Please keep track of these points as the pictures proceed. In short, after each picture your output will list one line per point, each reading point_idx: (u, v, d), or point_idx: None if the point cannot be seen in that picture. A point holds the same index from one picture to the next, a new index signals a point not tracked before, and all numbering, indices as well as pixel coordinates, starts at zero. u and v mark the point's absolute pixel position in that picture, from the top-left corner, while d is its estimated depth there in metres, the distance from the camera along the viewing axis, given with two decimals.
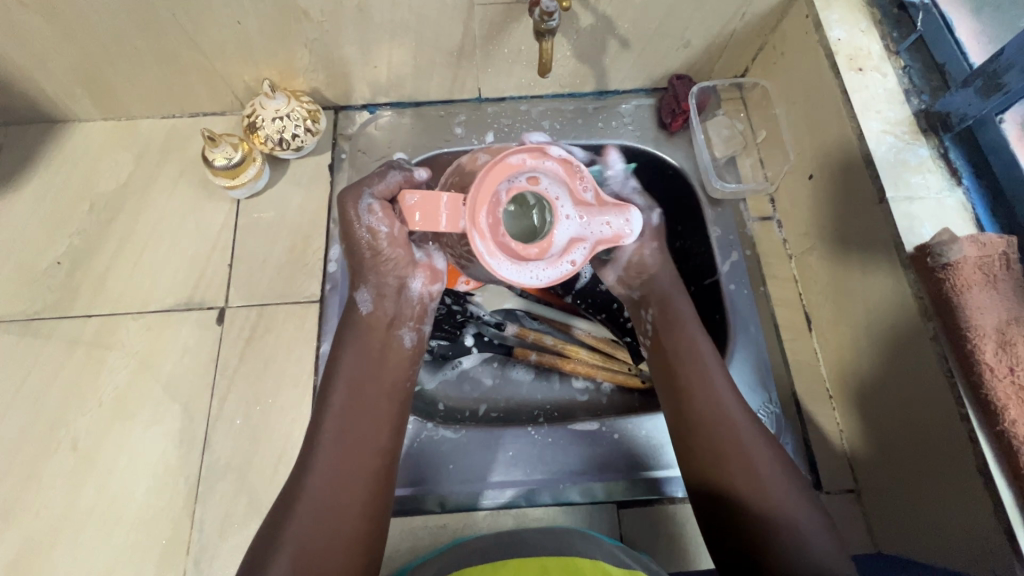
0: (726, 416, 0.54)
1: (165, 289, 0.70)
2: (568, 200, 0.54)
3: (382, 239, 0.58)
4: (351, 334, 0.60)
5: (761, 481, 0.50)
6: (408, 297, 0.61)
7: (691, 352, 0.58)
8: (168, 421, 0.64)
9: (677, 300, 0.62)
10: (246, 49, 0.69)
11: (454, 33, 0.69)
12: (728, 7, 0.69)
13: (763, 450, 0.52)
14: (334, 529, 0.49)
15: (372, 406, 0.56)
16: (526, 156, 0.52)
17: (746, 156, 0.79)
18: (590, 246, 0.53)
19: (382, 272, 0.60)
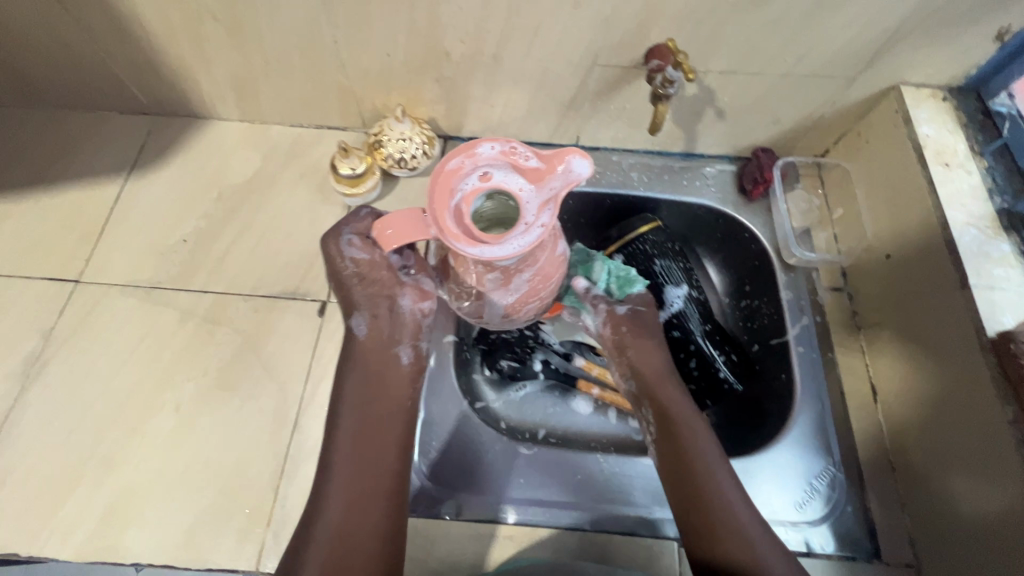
0: (680, 418, 0.64)
1: (276, 277, 0.77)
2: (524, 179, 0.46)
3: (365, 267, 0.62)
4: (352, 359, 0.64)
5: (707, 482, 0.61)
6: (399, 314, 0.63)
7: (670, 401, 0.65)
8: (264, 397, 0.69)
9: (669, 389, 0.66)
10: (385, 78, 0.77)
11: (570, 87, 0.77)
12: (822, 95, 0.76)
13: (721, 467, 0.61)
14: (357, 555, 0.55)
15: (384, 426, 0.62)
16: (462, 157, 0.46)
17: (821, 230, 0.83)
18: (553, 211, 0.47)
19: (369, 293, 0.63)
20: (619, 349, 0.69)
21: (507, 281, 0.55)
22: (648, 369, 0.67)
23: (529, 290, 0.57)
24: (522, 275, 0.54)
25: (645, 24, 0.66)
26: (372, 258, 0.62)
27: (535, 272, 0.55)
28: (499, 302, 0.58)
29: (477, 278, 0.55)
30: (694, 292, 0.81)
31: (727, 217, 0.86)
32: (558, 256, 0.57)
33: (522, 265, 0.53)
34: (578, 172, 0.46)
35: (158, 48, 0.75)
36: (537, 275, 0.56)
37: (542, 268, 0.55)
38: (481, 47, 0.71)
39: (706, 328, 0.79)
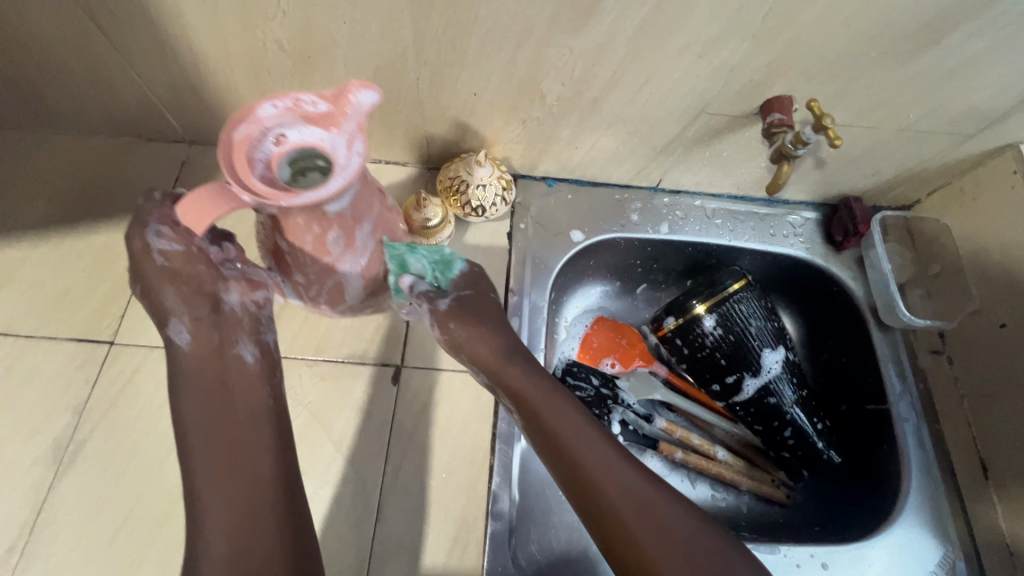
0: (532, 399, 0.54)
1: (341, 339, 0.69)
2: (320, 130, 0.43)
3: (179, 260, 0.48)
4: (179, 378, 0.49)
5: (583, 467, 0.50)
6: (228, 312, 0.51)
7: (531, 390, 0.54)
8: (340, 484, 0.61)
9: (509, 370, 0.55)
10: (464, 116, 0.69)
11: (668, 133, 0.70)
12: (932, 148, 0.71)
13: (609, 456, 0.51)
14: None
15: (241, 429, 0.49)
16: (244, 124, 0.41)
17: (914, 288, 0.78)
18: (365, 144, 0.42)
19: (183, 293, 0.49)
20: (455, 341, 0.57)
21: (351, 242, 0.49)
22: (467, 349, 0.56)
23: (379, 247, 0.52)
24: (365, 228, 0.49)
25: (772, 75, 0.60)
26: (188, 252, 0.49)
27: (377, 227, 0.51)
28: (353, 272, 0.52)
29: (315, 245, 0.48)
30: (788, 353, 0.76)
31: (816, 270, 0.81)
32: (394, 211, 0.54)
33: (364, 215, 0.48)
34: (366, 105, 0.43)
35: (206, 76, 0.65)
36: (380, 228, 0.52)
37: (382, 220, 0.52)
38: (582, 90, 0.64)
39: (802, 393, 0.76)
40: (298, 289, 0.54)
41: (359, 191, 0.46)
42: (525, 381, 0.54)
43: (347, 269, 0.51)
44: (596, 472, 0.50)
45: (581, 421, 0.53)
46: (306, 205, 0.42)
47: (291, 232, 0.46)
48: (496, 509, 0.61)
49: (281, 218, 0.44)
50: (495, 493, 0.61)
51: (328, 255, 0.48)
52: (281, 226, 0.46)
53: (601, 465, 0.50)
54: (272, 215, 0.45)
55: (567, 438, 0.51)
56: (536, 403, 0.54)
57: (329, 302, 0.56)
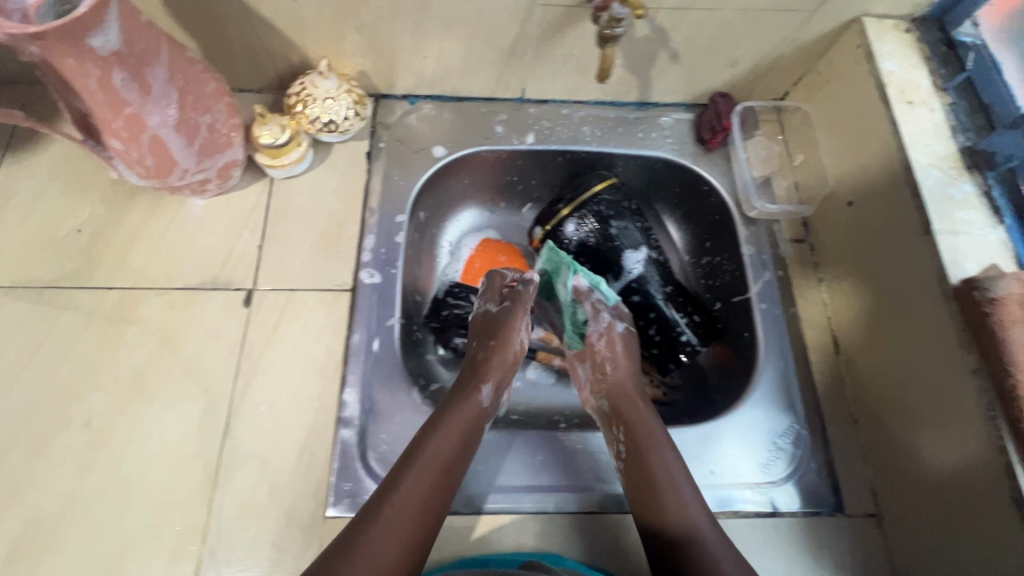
0: (641, 415, 0.63)
1: (192, 267, 0.68)
2: None
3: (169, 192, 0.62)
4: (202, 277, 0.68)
5: (648, 468, 0.58)
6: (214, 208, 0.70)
7: (645, 420, 0.62)
8: (188, 404, 0.62)
9: (636, 404, 0.64)
10: (296, 28, 0.67)
11: (509, 32, 0.68)
12: (780, 31, 0.70)
13: (679, 485, 0.57)
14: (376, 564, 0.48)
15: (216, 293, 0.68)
16: None
17: (782, 178, 0.79)
18: None
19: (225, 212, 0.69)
20: (599, 370, 0.67)
21: (149, 90, 0.54)
22: (613, 379, 0.66)
23: (186, 99, 0.57)
24: (158, 72, 0.54)
25: None
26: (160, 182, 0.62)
27: (177, 80, 0.56)
28: (166, 124, 0.56)
29: (108, 96, 0.51)
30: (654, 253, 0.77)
31: (686, 171, 0.81)
32: (207, 72, 0.60)
33: (151, 61, 0.53)
34: None
35: None
36: (181, 82, 0.57)
37: (184, 74, 0.57)
38: None
39: (669, 291, 0.76)
40: (129, 163, 0.59)
41: (128, 29, 0.50)
42: (628, 391, 0.65)
43: (159, 124, 0.56)
44: (670, 473, 0.58)
45: (677, 464, 0.59)
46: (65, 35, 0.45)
47: (78, 86, 0.50)
48: (345, 415, 0.62)
49: (53, 63, 0.47)
50: (344, 400, 0.63)
51: (125, 103, 0.53)
52: (66, 80, 0.50)
53: (671, 469, 0.58)
54: (48, 67, 0.48)
55: (650, 457, 0.59)
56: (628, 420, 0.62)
57: (159, 168, 0.60)
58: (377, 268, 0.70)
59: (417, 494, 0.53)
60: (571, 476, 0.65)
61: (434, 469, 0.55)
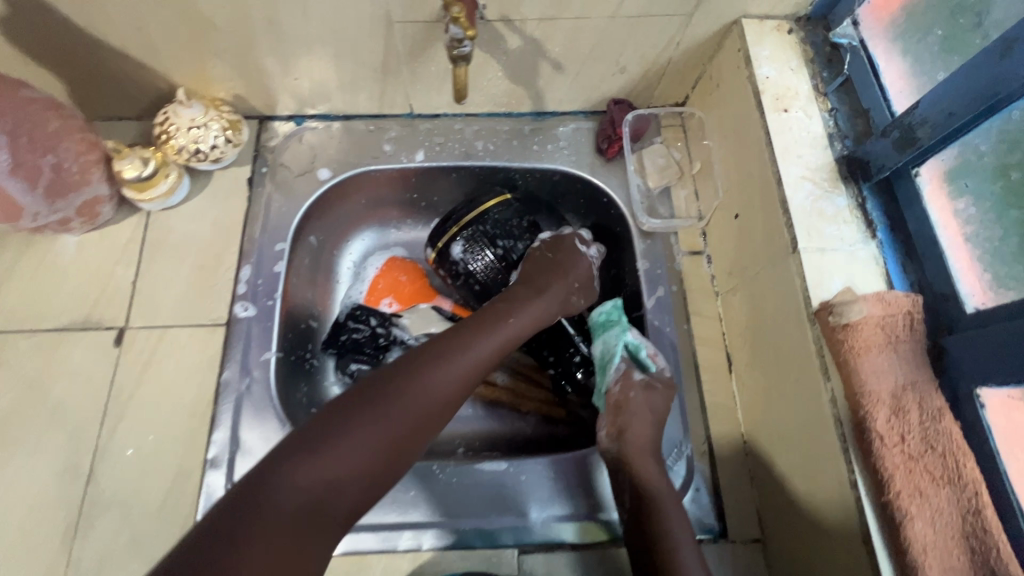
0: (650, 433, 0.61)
1: (63, 306, 0.66)
2: None
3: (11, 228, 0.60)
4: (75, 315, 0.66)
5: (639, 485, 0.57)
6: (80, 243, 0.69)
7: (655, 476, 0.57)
8: (52, 451, 0.60)
9: (646, 459, 0.59)
10: (152, 56, 0.65)
11: (376, 50, 0.66)
12: (662, 35, 0.66)
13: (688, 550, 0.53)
14: (374, 439, 0.48)
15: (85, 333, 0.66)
16: None
17: (681, 187, 0.76)
18: None
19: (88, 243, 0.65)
20: (616, 415, 0.62)
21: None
22: (628, 427, 0.60)
23: (19, 141, 0.55)
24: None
25: None
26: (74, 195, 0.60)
27: (6, 124, 0.54)
28: None
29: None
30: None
31: (585, 182, 0.78)
32: (47, 110, 0.57)
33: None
34: None
35: None
36: (12, 125, 0.54)
37: (15, 116, 0.55)
38: (247, 10, 0.59)
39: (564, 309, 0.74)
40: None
41: None
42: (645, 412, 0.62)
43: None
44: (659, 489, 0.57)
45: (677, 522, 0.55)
46: None
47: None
48: (211, 456, 0.61)
49: None
50: (212, 440, 0.62)
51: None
52: None
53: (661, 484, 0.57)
54: None
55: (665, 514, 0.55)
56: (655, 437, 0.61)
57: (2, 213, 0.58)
58: (253, 300, 0.68)
59: (434, 378, 0.53)
60: (452, 512, 0.61)
61: (457, 381, 0.55)
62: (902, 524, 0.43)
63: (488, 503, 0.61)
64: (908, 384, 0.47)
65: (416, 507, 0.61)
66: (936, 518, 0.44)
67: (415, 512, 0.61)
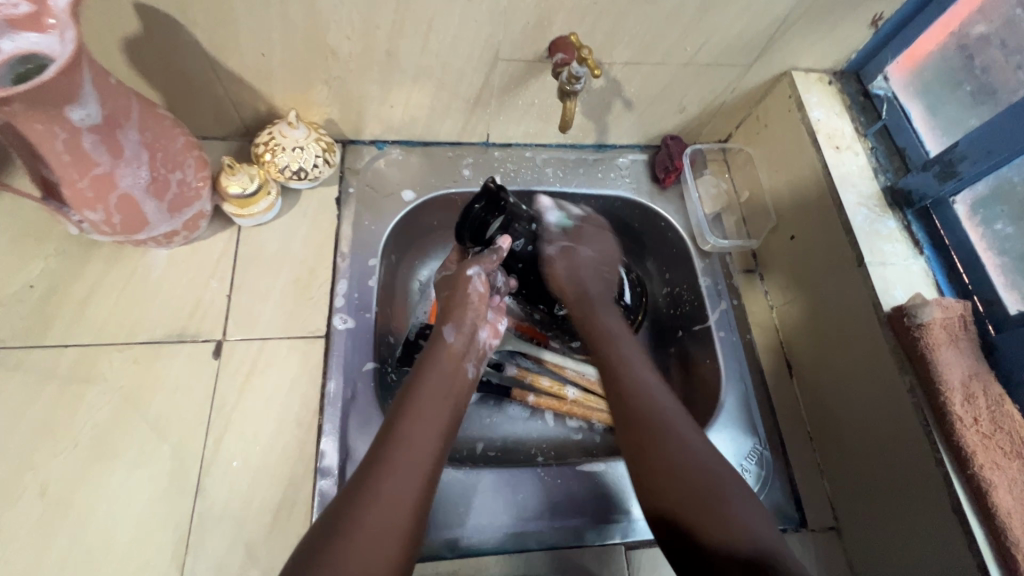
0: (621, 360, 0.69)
1: (158, 319, 0.66)
2: (33, 33, 0.48)
3: (106, 229, 0.60)
4: (169, 327, 0.66)
5: (701, 527, 0.52)
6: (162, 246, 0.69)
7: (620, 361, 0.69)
8: (156, 464, 0.59)
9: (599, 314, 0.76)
10: (263, 80, 0.68)
11: (475, 83, 0.72)
12: (722, 82, 0.76)
13: (684, 420, 0.61)
14: (341, 573, 0.46)
15: (181, 346, 0.65)
16: None
17: (730, 214, 0.85)
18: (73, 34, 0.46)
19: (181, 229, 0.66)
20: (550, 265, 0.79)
21: (120, 152, 0.55)
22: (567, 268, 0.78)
23: (156, 156, 0.58)
24: (130, 133, 0.55)
25: (546, 16, 0.62)
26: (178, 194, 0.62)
27: (147, 137, 0.57)
28: (135, 184, 0.57)
29: (74, 158, 0.52)
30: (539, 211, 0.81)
31: (643, 207, 0.86)
32: (175, 126, 0.60)
33: (123, 123, 0.54)
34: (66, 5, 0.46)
35: None
36: (150, 138, 0.57)
37: (154, 130, 0.58)
38: (371, 44, 0.64)
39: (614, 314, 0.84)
40: (95, 225, 0.59)
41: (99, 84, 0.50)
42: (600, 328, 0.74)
43: (132, 185, 0.57)
44: (729, 515, 0.52)
45: (662, 395, 0.64)
46: (39, 103, 0.46)
47: (43, 150, 0.51)
48: (323, 465, 0.61)
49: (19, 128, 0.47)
50: (321, 450, 0.62)
51: (96, 164, 0.54)
52: (34, 149, 0.51)
53: (734, 509, 0.53)
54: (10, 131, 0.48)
55: (632, 381, 0.66)
56: (679, 467, 0.56)
57: (126, 223, 0.60)
58: (350, 313, 0.70)
59: (383, 477, 0.53)
60: (560, 512, 0.63)
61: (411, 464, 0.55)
62: (989, 492, 0.51)
63: (592, 500, 0.64)
64: (972, 374, 0.56)
65: (524, 509, 0.63)
66: (1014, 486, 0.51)
67: (523, 513, 0.63)
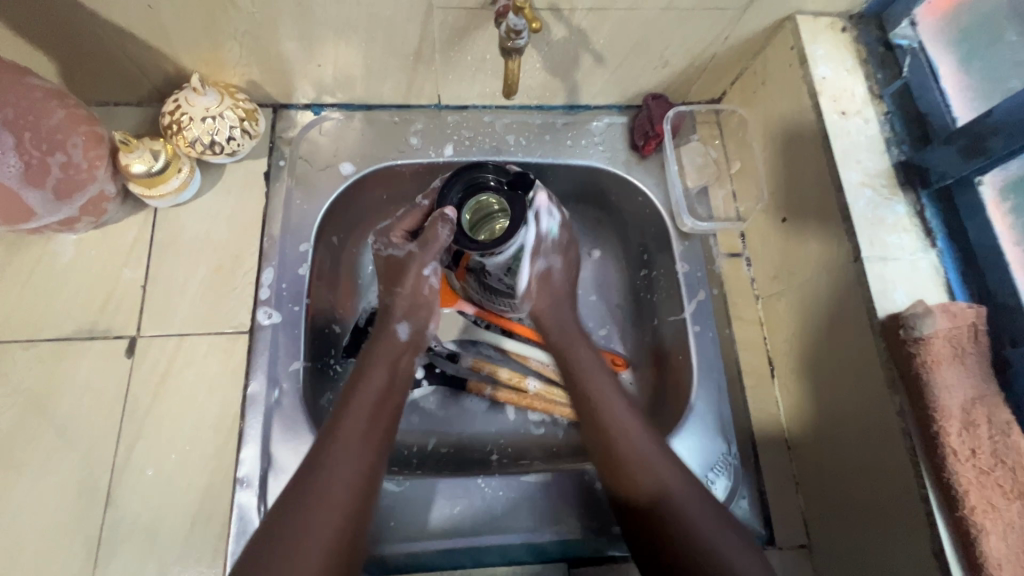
0: (585, 368, 0.63)
1: (64, 314, 0.61)
2: None
3: None
4: (75, 324, 0.60)
5: (675, 518, 0.50)
6: (73, 231, 0.62)
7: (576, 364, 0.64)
8: (63, 472, 0.56)
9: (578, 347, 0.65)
10: (161, 38, 0.58)
11: (410, 36, 0.60)
12: (713, 30, 0.63)
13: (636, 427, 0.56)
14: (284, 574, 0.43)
15: (88, 344, 0.60)
16: None
17: (719, 187, 0.75)
18: None
19: (80, 209, 0.59)
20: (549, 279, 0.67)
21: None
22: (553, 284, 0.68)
23: (24, 137, 0.50)
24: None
25: None
26: (64, 175, 0.55)
27: (8, 115, 0.49)
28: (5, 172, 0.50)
29: None
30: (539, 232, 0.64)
31: (619, 180, 0.75)
32: (50, 99, 0.52)
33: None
34: None
35: None
36: (13, 116, 0.49)
37: (18, 106, 0.50)
38: None
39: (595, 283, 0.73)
40: None
41: None
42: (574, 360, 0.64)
43: (1, 174, 0.50)
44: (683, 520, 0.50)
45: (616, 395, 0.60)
46: None
47: None
48: (241, 475, 0.57)
49: None
50: (241, 458, 0.58)
51: None
52: None
53: (698, 513, 0.51)
54: None
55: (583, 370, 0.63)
56: (636, 458, 0.54)
57: (6, 213, 0.53)
58: (276, 306, 0.63)
59: (315, 501, 0.47)
60: (498, 529, 0.59)
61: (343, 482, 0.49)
62: (978, 539, 0.44)
63: (534, 515, 0.60)
64: (977, 397, 0.47)
65: (460, 524, 0.58)
66: (1010, 532, 0.44)
67: (459, 528, 0.58)
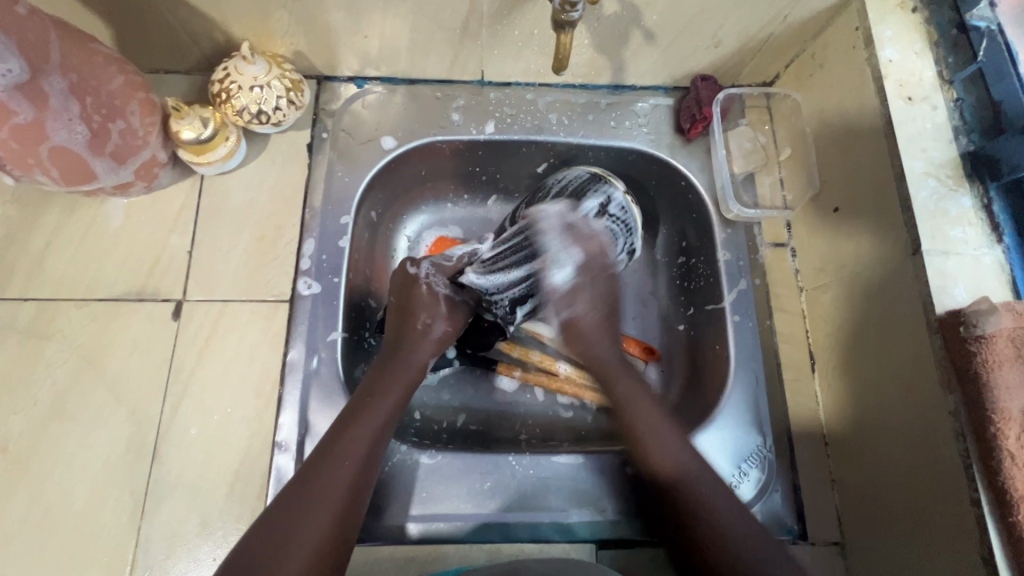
0: (626, 395, 0.59)
1: (116, 276, 0.62)
2: None
3: (47, 180, 0.55)
4: (125, 285, 0.62)
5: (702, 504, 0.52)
6: (128, 194, 0.64)
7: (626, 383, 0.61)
8: (113, 426, 0.58)
9: (621, 380, 0.61)
10: (213, 5, 0.59)
11: (458, 8, 0.59)
12: (771, 8, 0.61)
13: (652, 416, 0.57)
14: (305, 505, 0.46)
15: (137, 305, 0.62)
16: None
17: (767, 174, 0.72)
18: None
19: (136, 174, 0.60)
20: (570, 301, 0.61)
21: (44, 101, 0.48)
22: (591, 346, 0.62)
23: (86, 102, 0.51)
24: (52, 79, 0.48)
25: None
26: (123, 141, 0.56)
27: (73, 80, 0.50)
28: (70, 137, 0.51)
29: None
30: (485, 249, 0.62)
31: (662, 163, 0.73)
32: (110, 64, 0.53)
33: (41, 66, 0.47)
34: None
35: None
36: (78, 81, 0.50)
37: (81, 70, 0.50)
38: None
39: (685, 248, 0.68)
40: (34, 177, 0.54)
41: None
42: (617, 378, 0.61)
43: (68, 140, 0.51)
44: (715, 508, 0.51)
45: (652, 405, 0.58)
46: None
47: None
48: (279, 440, 0.59)
49: None
50: (279, 423, 0.59)
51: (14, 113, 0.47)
52: None
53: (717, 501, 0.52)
54: None
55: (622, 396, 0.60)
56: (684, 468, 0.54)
57: (70, 176, 0.55)
58: (317, 277, 0.64)
59: (310, 501, 0.47)
60: (528, 508, 0.59)
61: (341, 486, 0.49)
62: None
63: (563, 496, 0.60)
64: None
65: (491, 499, 0.59)
66: None
67: (488, 503, 0.59)
